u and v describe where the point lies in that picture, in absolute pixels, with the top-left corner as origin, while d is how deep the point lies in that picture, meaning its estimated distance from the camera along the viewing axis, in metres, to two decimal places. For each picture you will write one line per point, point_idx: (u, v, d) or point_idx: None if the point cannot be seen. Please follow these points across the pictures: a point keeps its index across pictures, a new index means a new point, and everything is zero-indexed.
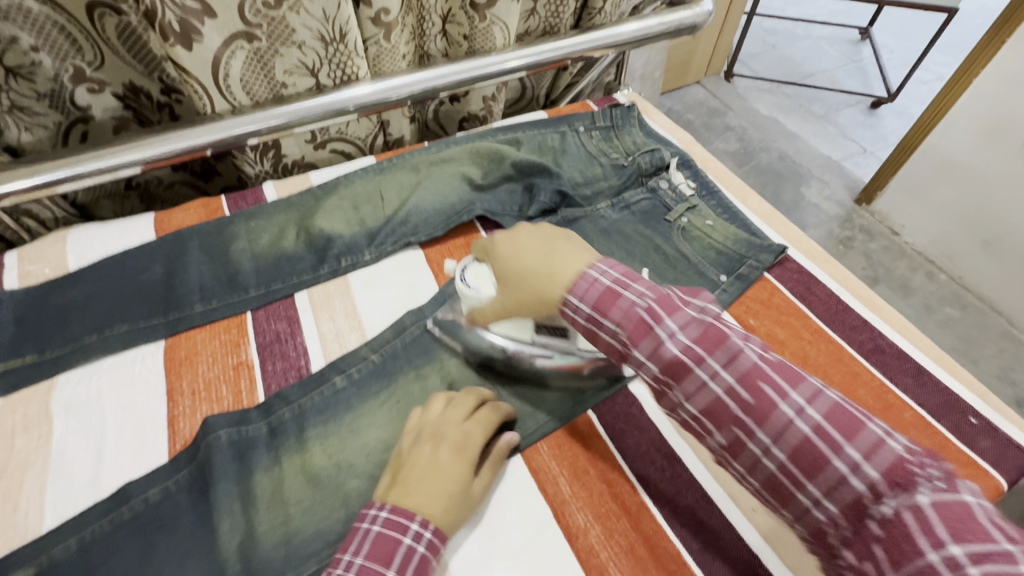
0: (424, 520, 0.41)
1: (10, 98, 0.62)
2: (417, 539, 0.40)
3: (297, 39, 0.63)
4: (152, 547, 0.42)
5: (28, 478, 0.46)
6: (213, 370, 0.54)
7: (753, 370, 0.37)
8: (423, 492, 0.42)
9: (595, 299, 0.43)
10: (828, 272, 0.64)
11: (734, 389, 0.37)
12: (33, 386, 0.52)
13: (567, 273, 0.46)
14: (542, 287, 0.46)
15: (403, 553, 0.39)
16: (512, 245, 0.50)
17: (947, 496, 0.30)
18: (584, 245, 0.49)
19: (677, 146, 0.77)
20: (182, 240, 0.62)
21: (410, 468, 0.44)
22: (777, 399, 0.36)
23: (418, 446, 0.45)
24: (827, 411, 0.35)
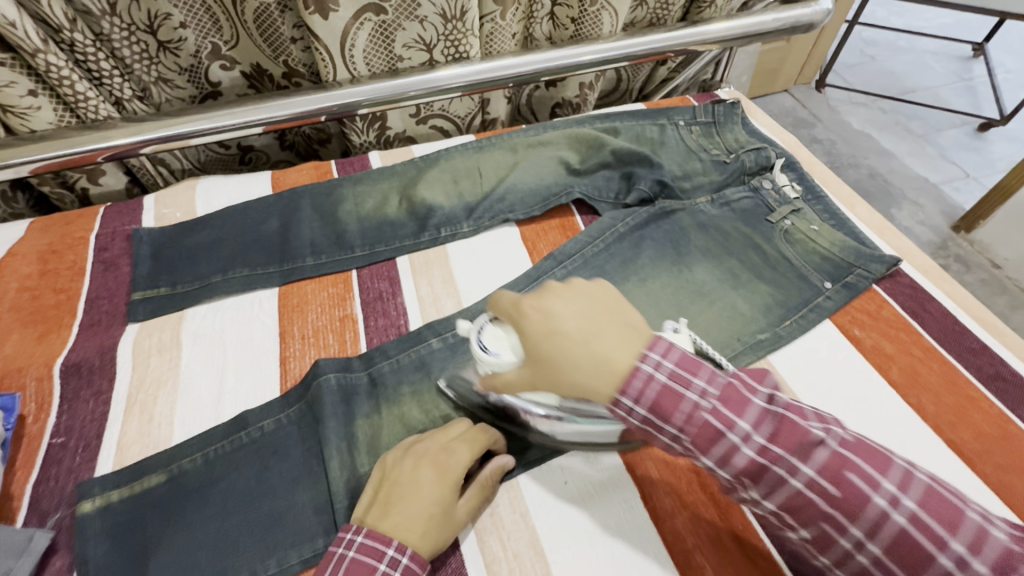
0: (402, 545, 0.39)
1: (158, 71, 0.69)
2: (392, 564, 0.38)
3: (420, 14, 0.66)
4: (266, 471, 0.46)
5: (161, 395, 0.51)
6: (322, 320, 0.57)
7: (834, 459, 0.33)
8: (402, 512, 0.41)
9: (650, 400, 0.35)
10: (943, 291, 0.60)
11: (819, 483, 0.33)
12: (166, 315, 0.57)
13: (620, 362, 0.35)
14: (584, 377, 0.36)
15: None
16: (548, 317, 0.38)
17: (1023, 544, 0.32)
18: (632, 315, 0.38)
19: (782, 147, 0.74)
20: (297, 198, 0.66)
21: (390, 485, 0.43)
22: (867, 491, 0.32)
23: (401, 461, 0.44)
24: (921, 498, 0.32)
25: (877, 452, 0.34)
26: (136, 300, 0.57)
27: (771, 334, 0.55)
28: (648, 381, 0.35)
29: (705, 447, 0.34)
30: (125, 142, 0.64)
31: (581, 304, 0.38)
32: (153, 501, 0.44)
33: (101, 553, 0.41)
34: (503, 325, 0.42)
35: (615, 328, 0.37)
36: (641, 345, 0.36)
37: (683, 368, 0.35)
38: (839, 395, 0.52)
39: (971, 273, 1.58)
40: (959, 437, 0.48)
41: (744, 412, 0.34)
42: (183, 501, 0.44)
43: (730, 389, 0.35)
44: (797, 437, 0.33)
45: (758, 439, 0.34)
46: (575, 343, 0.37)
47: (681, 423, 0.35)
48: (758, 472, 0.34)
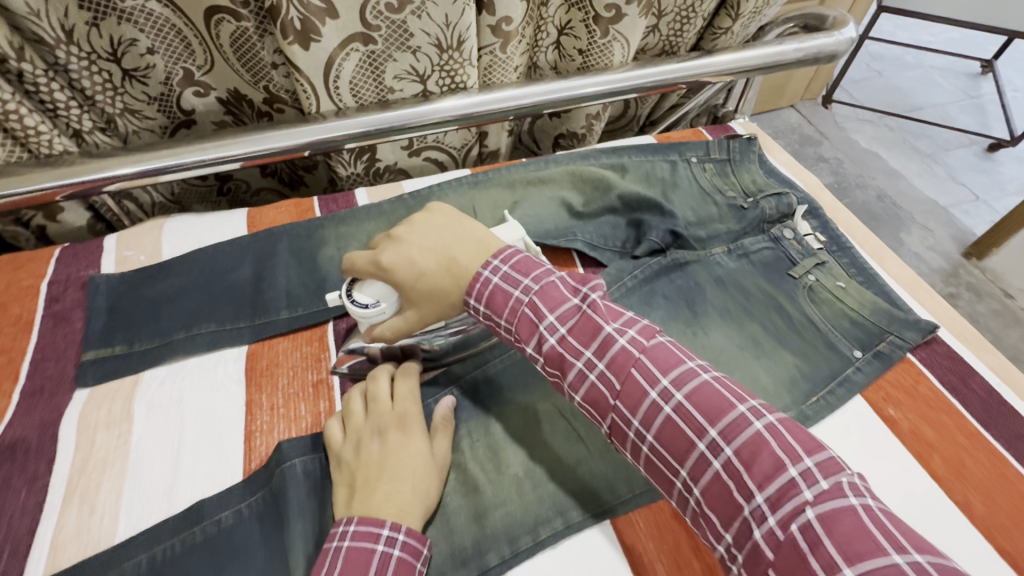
0: (395, 523, 0.39)
1: (124, 101, 0.62)
2: (390, 543, 0.38)
3: (413, 44, 0.60)
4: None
5: (105, 480, 0.45)
6: (293, 386, 0.52)
7: (702, 399, 0.36)
8: (391, 489, 0.41)
9: (531, 340, 0.42)
10: (984, 361, 0.54)
11: (691, 418, 0.36)
12: (120, 379, 0.51)
13: (468, 270, 0.46)
14: (449, 288, 0.47)
15: (378, 562, 0.37)
16: (405, 253, 0.47)
17: (827, 501, 0.30)
18: (482, 232, 0.49)
19: (803, 190, 0.69)
20: (272, 239, 0.61)
21: (366, 467, 0.43)
22: (739, 422, 0.34)
23: (361, 444, 0.44)
24: (789, 426, 0.34)
25: (732, 395, 0.36)
26: (87, 360, 0.52)
27: (796, 414, 0.50)
28: (545, 346, 0.41)
29: (603, 413, 0.39)
30: (115, 174, 0.58)
31: (488, 273, 0.45)
32: None
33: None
34: (368, 281, 0.48)
35: (516, 292, 0.44)
36: (540, 309, 0.42)
37: (578, 334, 0.40)
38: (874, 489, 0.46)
39: (981, 301, 1.53)
40: (1013, 547, 0.43)
41: (634, 381, 0.38)
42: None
43: (622, 351, 0.39)
44: (700, 400, 0.36)
45: (649, 408, 0.37)
46: (489, 310, 0.45)
47: (579, 390, 0.40)
48: (651, 442, 0.37)
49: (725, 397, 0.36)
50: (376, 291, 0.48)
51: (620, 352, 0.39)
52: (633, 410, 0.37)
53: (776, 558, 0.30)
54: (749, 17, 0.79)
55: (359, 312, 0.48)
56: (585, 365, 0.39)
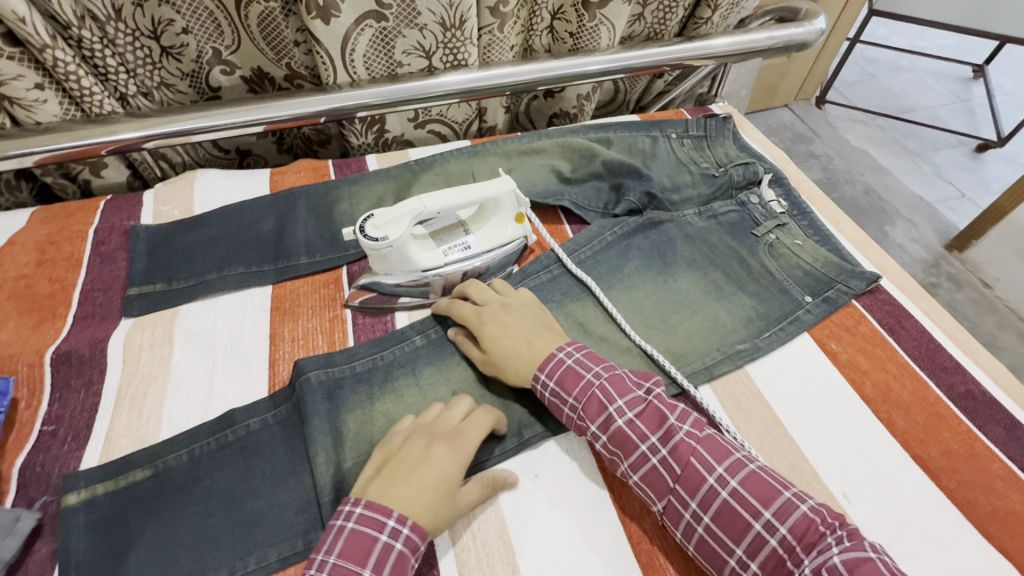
0: (402, 516, 0.40)
1: (162, 76, 0.71)
2: (393, 536, 0.40)
3: (420, 22, 0.68)
4: (251, 468, 0.47)
5: (151, 391, 0.52)
6: (312, 322, 0.58)
7: (751, 485, 0.42)
8: (404, 488, 0.42)
9: (602, 422, 0.47)
10: (921, 308, 0.61)
11: (741, 495, 0.41)
12: (160, 311, 0.58)
13: (542, 352, 0.51)
14: (519, 366, 0.51)
15: (378, 551, 0.39)
16: (498, 324, 0.53)
17: (855, 553, 0.37)
18: (556, 330, 0.54)
19: (770, 162, 0.76)
20: (293, 199, 0.68)
21: (401, 458, 0.44)
22: (779, 501, 0.40)
23: (412, 440, 0.45)
24: (820, 510, 0.40)
25: (770, 485, 0.41)
26: (131, 295, 0.59)
27: (751, 345, 0.57)
28: (613, 426, 0.46)
29: (660, 494, 0.44)
30: (123, 137, 0.65)
31: (563, 355, 0.50)
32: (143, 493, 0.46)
33: (84, 545, 0.42)
34: (379, 218, 0.54)
35: (588, 375, 0.49)
36: (610, 393, 0.47)
37: (645, 420, 0.46)
38: (811, 404, 0.53)
39: (961, 291, 1.59)
40: (925, 451, 0.50)
41: (695, 467, 0.43)
42: (169, 494, 0.45)
43: (682, 442, 0.44)
44: (756, 485, 0.41)
45: (706, 492, 0.42)
46: (559, 388, 0.48)
47: (640, 470, 0.45)
48: (707, 523, 0.42)
49: (774, 484, 0.41)
50: (387, 228, 0.54)
51: (683, 440, 0.44)
52: (691, 492, 0.43)
53: None
54: (728, 8, 0.86)
55: (370, 245, 0.54)
56: (649, 448, 0.45)
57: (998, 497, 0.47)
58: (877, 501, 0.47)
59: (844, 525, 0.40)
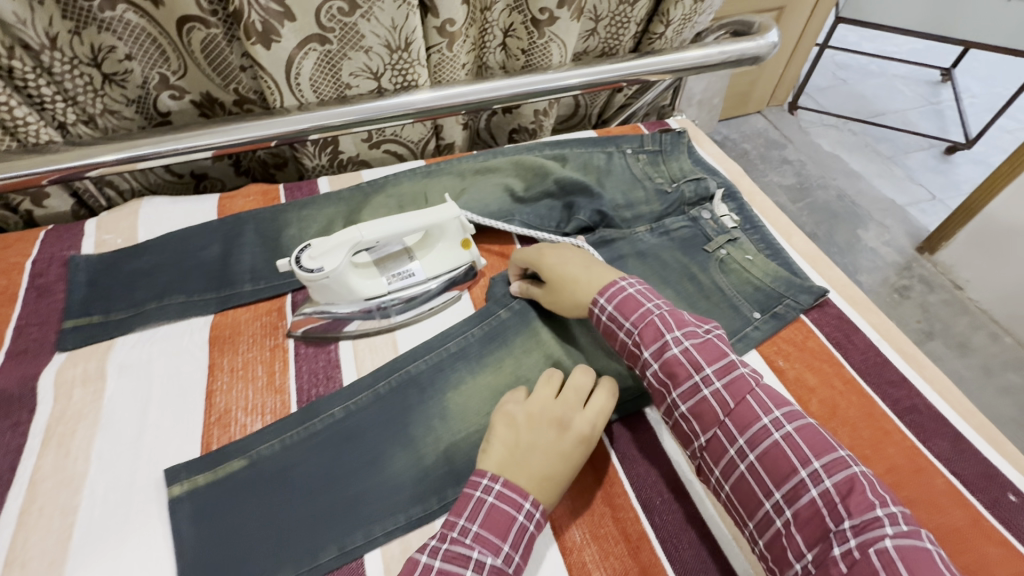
0: (535, 500, 0.42)
1: (104, 103, 0.69)
2: (528, 518, 0.42)
3: (365, 44, 0.67)
4: (340, 455, 0.49)
5: (80, 428, 0.50)
6: (252, 351, 0.57)
7: (805, 432, 0.42)
8: (542, 481, 0.44)
9: (655, 343, 0.48)
10: (869, 321, 0.61)
11: (793, 440, 0.42)
12: (96, 344, 0.56)
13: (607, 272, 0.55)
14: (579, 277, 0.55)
15: (514, 528, 0.41)
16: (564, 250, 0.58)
17: (907, 540, 0.36)
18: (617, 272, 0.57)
19: (723, 177, 0.76)
20: (240, 224, 0.67)
21: (527, 440, 0.45)
22: (831, 454, 0.41)
23: (540, 424, 0.46)
24: (871, 480, 0.40)
25: (824, 442, 0.42)
26: (67, 328, 0.57)
27: None
28: (667, 351, 0.48)
29: (706, 426, 0.45)
30: (77, 163, 0.64)
31: (626, 284, 0.52)
32: (72, 537, 0.44)
33: (193, 535, 0.45)
34: (315, 248, 0.53)
35: (648, 304, 0.50)
36: (670, 322, 0.49)
37: (703, 352, 0.47)
38: None
39: (932, 293, 1.61)
40: (870, 469, 0.49)
41: (749, 405, 0.44)
42: (265, 480, 0.48)
43: (741, 378, 0.46)
44: (812, 436, 0.42)
45: (757, 430, 0.43)
46: (618, 311, 0.51)
47: (689, 399, 0.46)
48: (751, 461, 0.42)
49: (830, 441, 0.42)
50: (324, 258, 0.53)
51: (740, 377, 0.45)
52: (740, 428, 0.43)
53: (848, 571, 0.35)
54: (680, 24, 0.87)
55: (306, 277, 0.53)
56: (703, 379, 0.46)
57: (941, 514, 0.47)
58: None
59: (893, 504, 0.39)
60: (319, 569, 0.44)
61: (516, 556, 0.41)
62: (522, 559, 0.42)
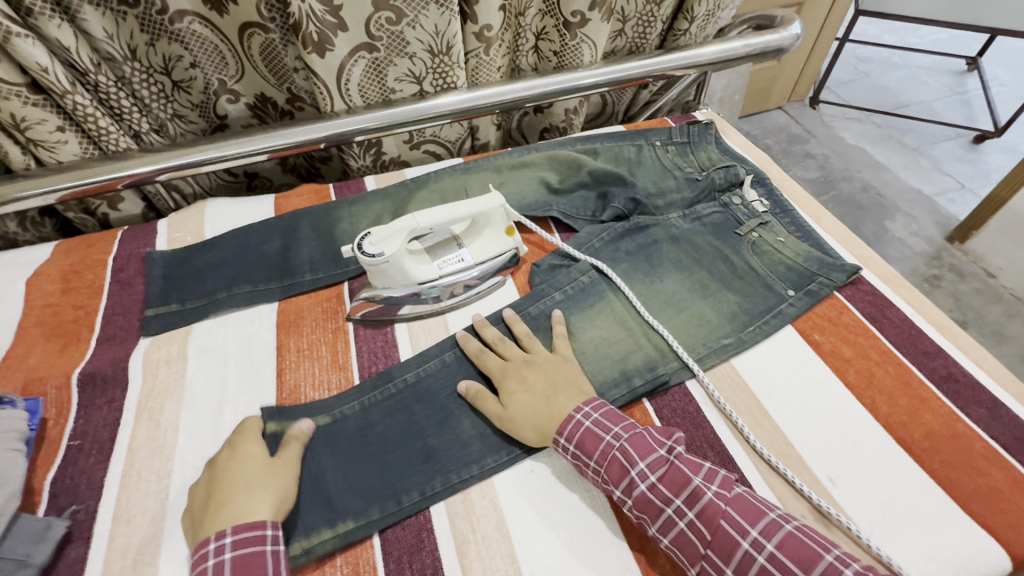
0: (218, 533, 0.42)
1: (174, 108, 0.76)
2: (219, 552, 0.41)
3: (409, 50, 0.72)
4: (413, 415, 0.54)
5: (167, 403, 0.55)
6: (315, 333, 0.61)
7: (787, 545, 0.40)
8: (246, 497, 0.44)
9: (615, 474, 0.46)
10: (903, 297, 0.63)
11: (778, 558, 0.40)
12: (175, 329, 0.62)
13: (561, 410, 0.50)
14: (536, 427, 0.50)
15: (211, 571, 0.40)
16: (521, 379, 0.53)
17: None
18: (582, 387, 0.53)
19: (752, 165, 0.79)
20: (296, 220, 0.72)
21: (208, 486, 0.46)
22: (817, 564, 0.39)
23: (223, 460, 0.48)
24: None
25: (808, 551, 0.40)
26: (148, 316, 0.62)
27: (735, 339, 0.59)
28: (634, 490, 0.45)
29: (692, 559, 0.43)
30: (145, 169, 0.70)
31: (581, 417, 0.49)
32: (168, 498, 0.49)
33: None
34: (375, 234, 0.58)
35: (607, 437, 0.47)
36: (632, 456, 0.46)
37: (668, 484, 0.44)
38: (798, 394, 0.55)
39: (964, 282, 1.59)
40: (908, 434, 0.51)
41: (725, 531, 0.42)
42: (346, 436, 0.52)
43: (711, 503, 0.43)
44: (797, 549, 0.40)
45: (741, 556, 0.41)
46: (580, 451, 0.47)
47: (669, 534, 0.44)
48: None
49: (816, 548, 0.40)
50: (381, 245, 0.58)
51: (710, 503, 0.43)
52: (725, 558, 0.41)
53: None
54: (704, 20, 0.90)
55: (367, 261, 0.58)
56: (675, 512, 0.43)
57: (981, 475, 0.48)
58: (863, 483, 0.48)
59: None
60: (404, 512, 0.48)
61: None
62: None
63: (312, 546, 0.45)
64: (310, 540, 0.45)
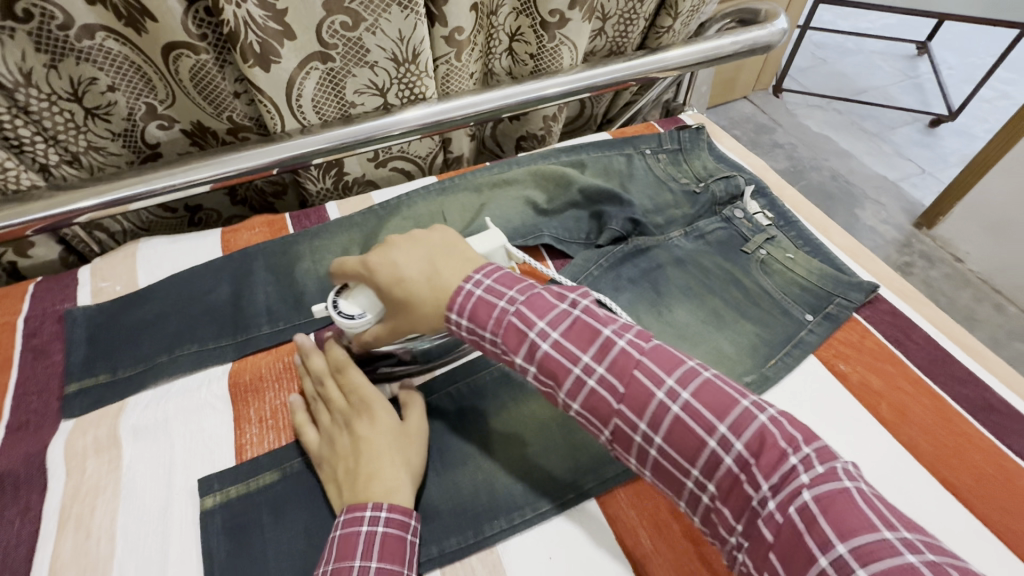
0: (377, 503, 0.42)
1: (88, 139, 0.63)
2: (374, 523, 0.41)
3: (370, 59, 0.63)
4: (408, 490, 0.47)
5: (99, 504, 0.45)
6: (280, 397, 0.53)
7: (756, 443, 0.33)
8: (390, 468, 0.44)
9: (549, 365, 0.40)
10: (923, 314, 0.59)
11: (745, 459, 0.33)
12: (106, 407, 0.52)
13: (448, 284, 0.45)
14: (430, 312, 0.45)
15: (365, 541, 0.40)
16: (393, 262, 0.46)
17: (868, 536, 0.29)
18: (469, 251, 0.48)
19: (750, 173, 0.74)
20: (249, 259, 0.62)
21: (336, 461, 0.46)
22: (779, 469, 0.32)
23: (349, 429, 0.47)
24: (825, 497, 0.31)
25: (775, 450, 0.33)
26: (71, 392, 0.52)
27: (759, 376, 0.53)
28: (579, 386, 0.39)
29: (649, 463, 0.37)
30: (56, 212, 0.58)
31: (471, 286, 0.43)
32: None
33: (223, 553, 0.44)
34: (354, 291, 0.49)
35: (501, 303, 0.42)
36: (529, 317, 0.41)
37: (618, 376, 0.38)
38: (830, 436, 0.50)
39: (934, 267, 1.61)
40: (956, 477, 0.47)
41: (639, 382, 0.37)
42: (294, 503, 0.47)
43: (666, 399, 0.36)
44: (769, 448, 0.33)
45: (705, 458, 0.35)
46: (506, 347, 0.42)
47: (620, 436, 0.38)
48: (714, 494, 0.35)
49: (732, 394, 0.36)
50: (359, 305, 0.48)
51: (621, 355, 0.38)
52: (691, 459, 0.35)
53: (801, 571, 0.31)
54: (688, 16, 0.84)
55: (346, 323, 0.48)
56: (584, 370, 0.39)
57: None
58: None
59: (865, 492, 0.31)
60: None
61: (375, 564, 0.39)
62: (387, 562, 0.39)
63: None
64: None
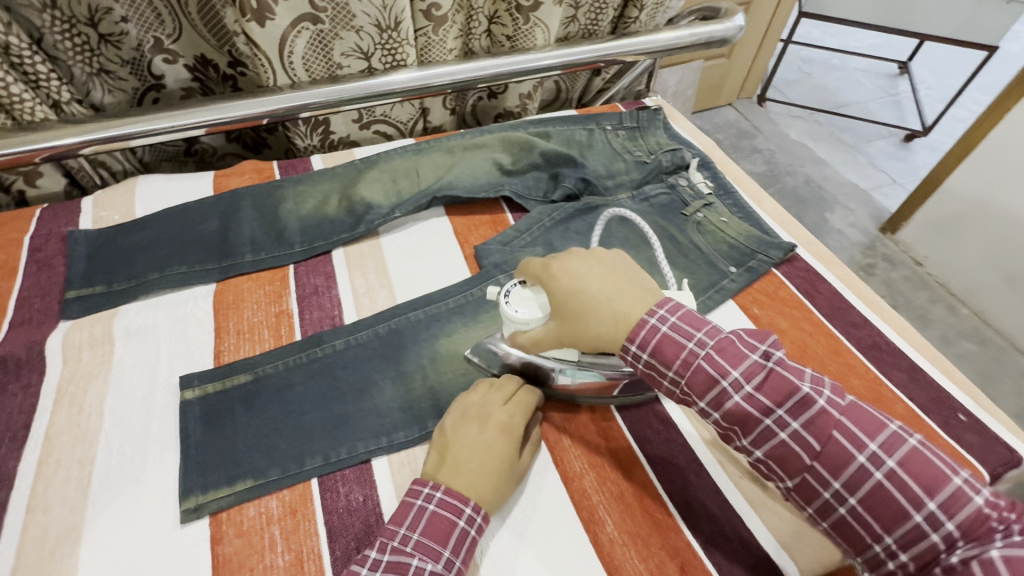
0: (434, 484, 0.43)
1: (100, 62, 0.69)
2: (428, 499, 0.42)
3: (356, 24, 0.70)
4: (364, 395, 0.53)
5: (91, 387, 0.51)
6: (257, 315, 0.59)
7: (897, 447, 0.36)
8: (472, 462, 0.45)
9: (654, 345, 0.41)
10: (834, 272, 0.66)
11: (898, 474, 0.35)
12: (101, 311, 0.58)
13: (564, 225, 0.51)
14: None
15: (414, 513, 0.42)
16: None
17: (945, 479, 0.34)
18: None
19: (698, 149, 0.81)
20: (237, 199, 0.68)
21: (449, 456, 0.46)
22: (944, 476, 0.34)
23: (484, 430, 0.47)
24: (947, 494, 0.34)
25: (910, 454, 0.35)
26: (69, 298, 0.58)
27: None
28: (730, 404, 0.38)
29: (792, 471, 0.38)
30: (66, 142, 0.64)
31: (655, 320, 0.41)
32: (91, 484, 0.46)
33: (199, 432, 0.49)
34: None
35: (689, 343, 0.40)
36: (722, 364, 0.39)
37: (770, 392, 0.38)
38: None
39: (895, 269, 1.63)
40: None
41: (839, 444, 0.36)
42: (265, 398, 0.52)
43: (823, 414, 0.37)
44: (905, 455, 0.35)
45: (854, 473, 0.36)
46: (655, 359, 0.41)
47: (765, 445, 0.38)
48: (853, 504, 0.36)
49: (939, 463, 0.35)
50: None
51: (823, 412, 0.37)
52: (834, 472, 0.36)
53: (948, 572, 0.33)
54: (654, 8, 0.92)
55: None
56: (731, 384, 0.38)
57: None
58: None
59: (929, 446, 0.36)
60: (304, 475, 0.47)
61: (417, 536, 0.40)
62: (429, 540, 0.40)
63: (206, 501, 0.45)
64: (206, 496, 0.45)
